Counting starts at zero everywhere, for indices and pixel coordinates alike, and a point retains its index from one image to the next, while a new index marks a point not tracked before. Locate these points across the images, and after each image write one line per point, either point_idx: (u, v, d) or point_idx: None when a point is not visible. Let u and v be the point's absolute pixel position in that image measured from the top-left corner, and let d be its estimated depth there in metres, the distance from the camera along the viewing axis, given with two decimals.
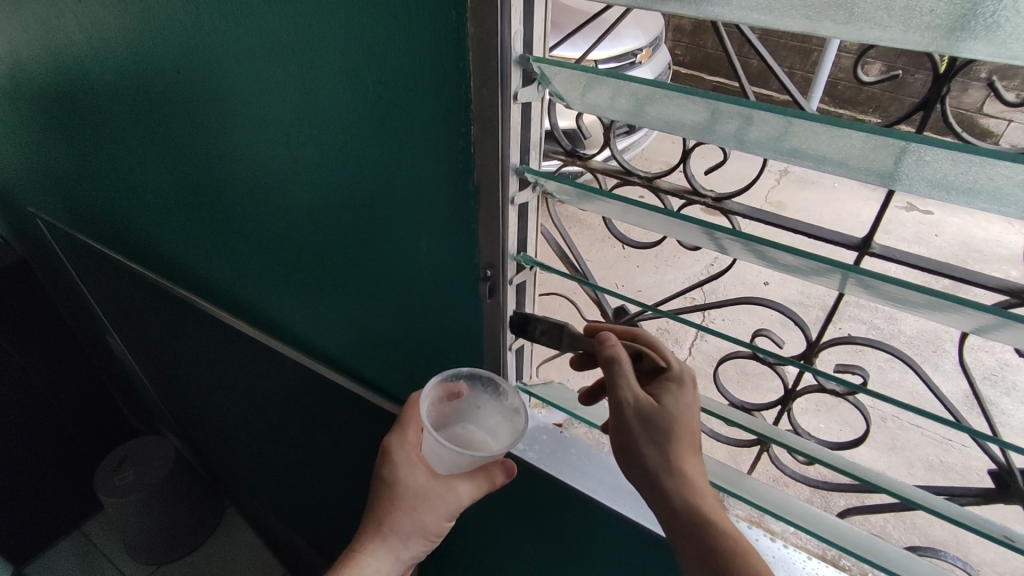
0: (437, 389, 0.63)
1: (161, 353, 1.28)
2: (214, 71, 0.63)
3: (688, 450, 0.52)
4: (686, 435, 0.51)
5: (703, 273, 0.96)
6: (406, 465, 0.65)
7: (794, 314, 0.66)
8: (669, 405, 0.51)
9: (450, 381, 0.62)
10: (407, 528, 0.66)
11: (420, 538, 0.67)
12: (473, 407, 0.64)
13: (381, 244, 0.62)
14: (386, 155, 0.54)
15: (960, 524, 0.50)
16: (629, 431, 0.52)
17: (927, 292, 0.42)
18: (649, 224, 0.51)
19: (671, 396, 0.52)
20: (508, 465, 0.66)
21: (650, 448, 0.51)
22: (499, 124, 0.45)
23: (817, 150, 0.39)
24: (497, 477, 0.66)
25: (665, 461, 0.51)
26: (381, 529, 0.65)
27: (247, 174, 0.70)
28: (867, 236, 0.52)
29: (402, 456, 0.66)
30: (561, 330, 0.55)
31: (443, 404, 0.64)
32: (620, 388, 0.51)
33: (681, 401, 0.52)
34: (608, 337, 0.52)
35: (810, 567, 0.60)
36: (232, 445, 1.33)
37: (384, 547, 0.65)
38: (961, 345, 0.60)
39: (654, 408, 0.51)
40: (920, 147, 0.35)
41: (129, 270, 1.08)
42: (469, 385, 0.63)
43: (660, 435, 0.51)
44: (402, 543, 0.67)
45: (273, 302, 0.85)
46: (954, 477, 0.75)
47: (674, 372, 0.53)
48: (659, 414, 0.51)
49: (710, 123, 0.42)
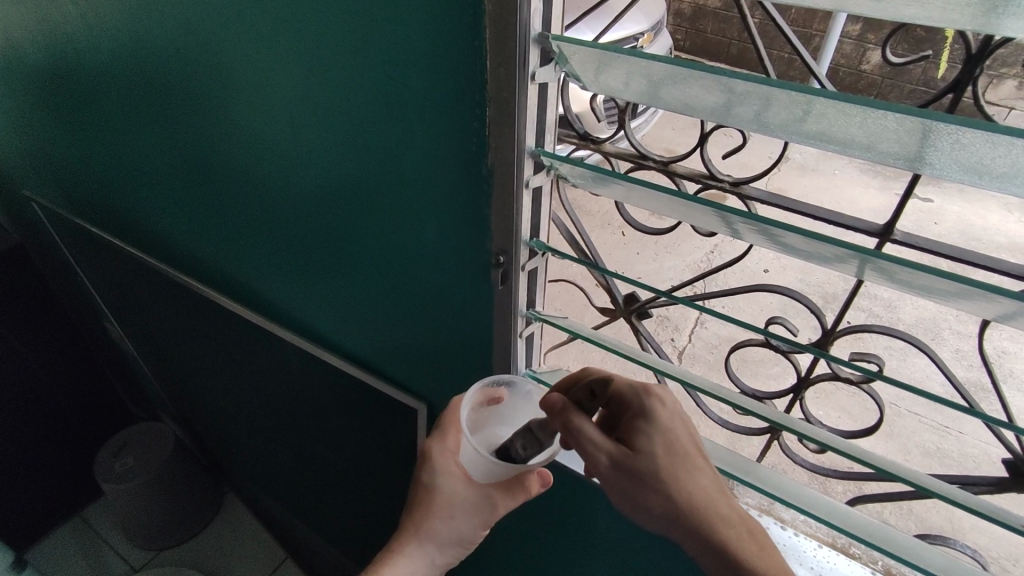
0: (478, 395, 0.62)
1: (159, 339, 1.26)
2: (216, 52, 0.62)
3: (690, 477, 0.51)
4: (676, 469, 0.50)
5: (703, 259, 0.96)
6: (445, 472, 0.65)
7: (811, 302, 0.64)
8: (643, 450, 0.50)
9: (491, 388, 0.61)
10: (445, 535, 0.66)
11: (454, 546, 0.68)
12: (512, 413, 0.63)
13: (389, 230, 0.61)
14: (396, 137, 0.53)
15: (974, 511, 0.49)
16: (617, 485, 0.51)
17: (946, 278, 0.41)
18: (663, 208, 0.50)
19: (644, 434, 0.51)
20: (544, 477, 0.65)
21: (647, 492, 0.51)
22: (516, 105, 0.44)
23: (843, 133, 0.38)
24: (532, 487, 0.64)
25: (671, 499, 0.50)
26: (419, 534, 0.66)
27: (249, 157, 0.69)
28: (888, 222, 0.51)
29: (443, 462, 0.65)
30: (531, 431, 0.56)
31: (483, 409, 0.63)
32: (586, 449, 0.51)
33: (653, 439, 0.51)
34: (552, 403, 0.52)
35: (820, 556, 0.61)
36: (231, 430, 1.32)
37: (420, 551, 0.66)
38: (978, 333, 0.59)
39: (628, 457, 0.50)
40: (949, 126, 0.34)
41: (126, 254, 1.06)
42: (510, 392, 0.62)
43: (648, 481, 0.50)
44: (439, 549, 0.67)
45: (274, 288, 0.84)
46: (957, 465, 0.75)
47: (639, 407, 0.52)
48: (636, 462, 0.50)
49: (728, 105, 0.41)
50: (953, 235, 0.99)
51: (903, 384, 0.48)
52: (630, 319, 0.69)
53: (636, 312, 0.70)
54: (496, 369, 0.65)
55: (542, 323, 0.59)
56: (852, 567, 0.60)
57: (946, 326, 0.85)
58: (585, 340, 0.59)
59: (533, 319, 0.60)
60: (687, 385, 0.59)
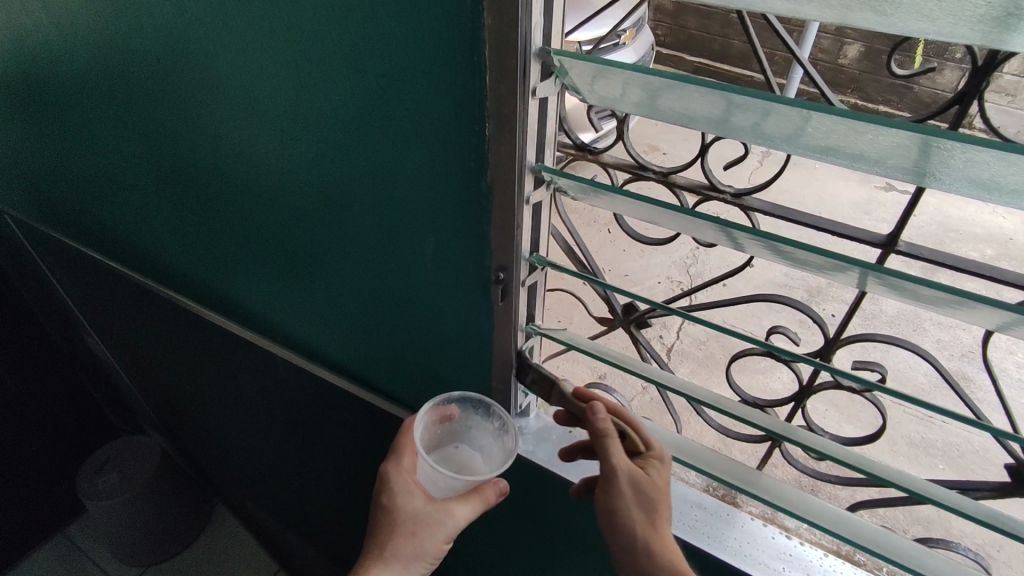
0: (430, 414, 0.65)
1: (141, 351, 1.23)
2: (200, 65, 0.60)
3: (668, 516, 0.55)
4: (666, 507, 0.55)
5: (689, 258, 0.96)
6: (403, 492, 0.63)
7: (813, 311, 0.61)
8: (657, 479, 0.55)
9: (442, 405, 0.64)
10: (407, 554, 0.62)
11: (419, 563, 0.63)
12: (466, 428, 0.66)
13: (384, 246, 0.59)
14: (391, 153, 0.52)
15: (976, 519, 0.48)
16: (616, 495, 0.54)
17: (947, 292, 0.41)
18: (663, 221, 0.49)
19: (658, 469, 0.56)
20: (501, 486, 0.64)
21: (635, 511, 0.54)
22: (517, 121, 0.43)
23: (851, 147, 0.38)
24: (490, 496, 0.63)
25: (649, 524, 0.54)
26: (381, 555, 0.61)
27: (234, 169, 0.67)
28: (892, 233, 0.50)
29: (399, 482, 0.63)
30: (551, 385, 0.59)
31: (437, 426, 0.66)
32: (612, 454, 0.54)
33: (666, 477, 0.55)
34: (598, 409, 0.55)
35: (826, 564, 0.59)
36: (217, 440, 1.30)
37: (387, 574, 0.61)
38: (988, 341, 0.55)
39: (644, 480, 0.54)
40: (956, 145, 0.33)
41: (105, 266, 1.03)
42: (461, 407, 0.65)
43: (648, 503, 0.54)
44: (404, 567, 0.62)
45: (261, 300, 0.82)
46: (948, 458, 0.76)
47: (655, 451, 0.57)
48: (648, 486, 0.54)
49: (726, 117, 0.40)
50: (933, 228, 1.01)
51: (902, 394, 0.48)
52: (629, 329, 0.68)
53: (635, 322, 0.68)
54: (496, 383, 0.64)
55: (540, 338, 0.58)
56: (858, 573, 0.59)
57: (930, 319, 0.87)
58: (582, 352, 0.58)
59: (533, 333, 0.59)
60: (690, 399, 0.58)
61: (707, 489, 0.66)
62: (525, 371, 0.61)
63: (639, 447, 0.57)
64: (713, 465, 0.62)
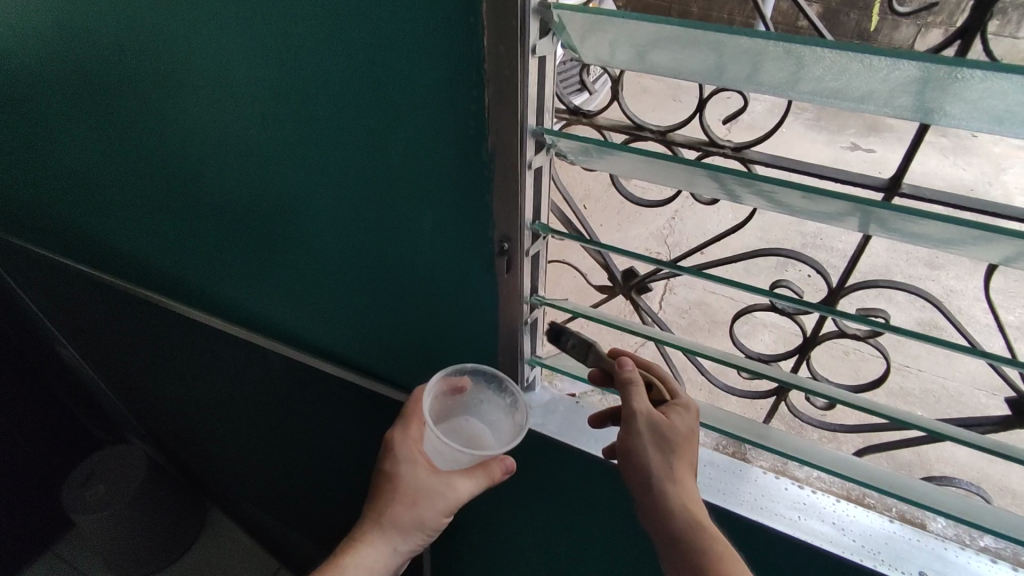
0: (441, 385, 0.63)
1: (120, 357, 1.19)
2: (168, 44, 0.57)
3: (688, 463, 0.55)
4: (687, 451, 0.55)
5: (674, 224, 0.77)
6: (407, 460, 0.61)
7: (814, 260, 0.62)
8: (678, 423, 0.55)
9: (453, 376, 0.63)
10: (404, 524, 0.60)
11: (416, 533, 0.62)
12: (477, 401, 0.65)
13: (378, 224, 0.57)
14: (382, 124, 0.49)
15: (986, 450, 0.50)
16: (635, 441, 0.55)
17: (965, 227, 0.40)
18: (663, 177, 0.48)
19: (680, 417, 0.56)
20: (507, 463, 0.63)
21: (654, 456, 0.54)
22: (519, 83, 0.41)
23: (858, 85, 0.37)
24: (495, 473, 0.62)
25: (669, 469, 0.54)
26: (380, 521, 0.61)
27: (211, 153, 0.64)
28: (894, 177, 0.50)
29: (403, 448, 0.62)
30: (589, 347, 0.58)
31: (447, 398, 0.65)
32: (635, 399, 0.55)
33: (690, 424, 0.55)
34: (626, 362, 0.57)
35: (839, 510, 0.60)
36: (207, 443, 1.26)
37: (382, 540, 0.61)
38: (988, 278, 0.57)
39: (665, 423, 0.55)
40: (978, 73, 0.32)
41: (76, 271, 0.99)
42: (473, 380, 0.64)
43: (670, 448, 0.54)
44: (402, 536, 0.61)
45: (246, 292, 0.79)
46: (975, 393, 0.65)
47: (679, 399, 0.57)
48: (670, 430, 0.54)
49: (730, 62, 0.39)
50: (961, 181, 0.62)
51: (909, 332, 0.49)
52: (630, 294, 0.68)
53: (636, 287, 0.68)
54: (503, 357, 0.62)
55: (546, 305, 0.58)
56: (871, 516, 0.59)
57: None
58: (589, 319, 0.58)
59: (537, 304, 0.58)
60: (693, 353, 0.58)
61: (717, 447, 0.66)
62: (565, 335, 0.59)
63: (663, 396, 0.58)
64: (722, 422, 0.62)
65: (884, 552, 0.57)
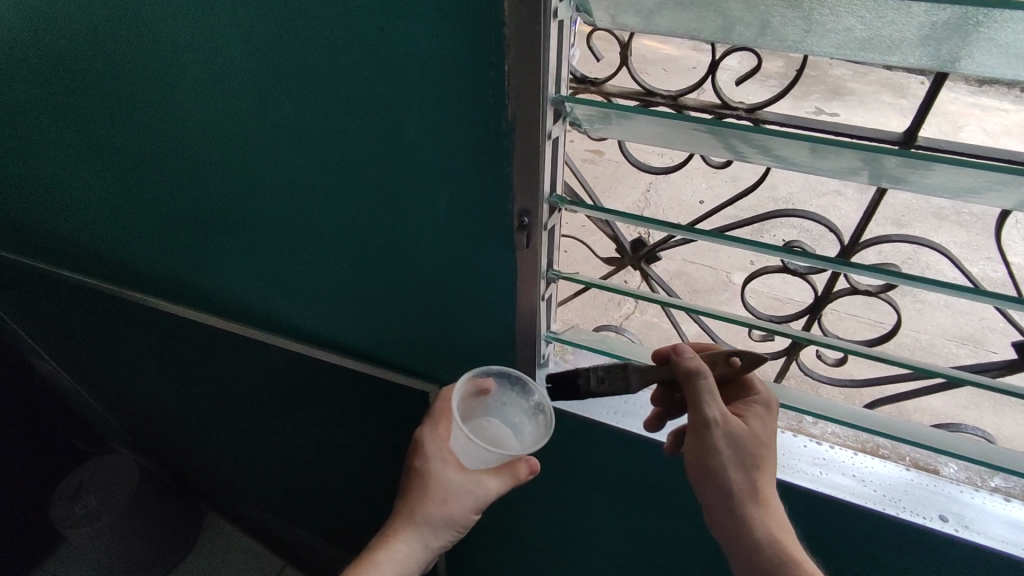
0: (467, 385, 0.64)
1: (102, 364, 1.15)
2: (153, 23, 0.54)
3: (768, 471, 0.56)
4: (767, 456, 0.55)
5: (645, 200, 0.70)
6: (438, 458, 0.62)
7: (826, 219, 0.61)
8: (756, 429, 0.55)
9: (480, 376, 0.63)
10: (436, 521, 0.61)
11: (448, 530, 0.62)
12: (500, 403, 0.65)
13: (389, 203, 0.56)
14: (394, 98, 0.48)
15: (1000, 390, 0.51)
16: (715, 453, 0.55)
17: (977, 171, 0.40)
18: (675, 141, 0.48)
19: (760, 421, 0.55)
20: (532, 462, 0.62)
21: (735, 469, 0.55)
22: (542, 51, 0.41)
23: (890, 29, 0.36)
24: (521, 472, 0.61)
25: (749, 483, 0.55)
26: (412, 519, 0.61)
27: (205, 138, 0.61)
28: (909, 130, 0.51)
29: (435, 449, 0.62)
30: (625, 368, 0.56)
31: (472, 398, 0.65)
32: (709, 411, 0.54)
33: (769, 428, 0.55)
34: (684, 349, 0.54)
35: (857, 462, 0.62)
36: (201, 444, 1.23)
37: (415, 536, 0.61)
38: (996, 224, 0.58)
39: (741, 430, 0.54)
40: (1013, 13, 0.32)
41: (52, 276, 0.94)
42: (498, 381, 0.64)
43: (745, 456, 0.55)
44: (434, 532, 0.62)
45: (243, 285, 0.76)
46: (964, 340, 0.66)
47: (760, 397, 0.56)
48: (747, 438, 0.54)
49: (755, 15, 0.38)
50: (938, 131, 0.59)
51: (927, 280, 0.49)
52: (640, 264, 0.68)
53: (645, 258, 0.68)
54: (520, 337, 0.62)
55: (562, 278, 0.57)
56: (888, 466, 0.61)
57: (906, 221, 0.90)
58: (603, 289, 0.59)
59: (554, 278, 0.57)
60: (698, 313, 0.59)
61: None
62: (585, 374, 0.58)
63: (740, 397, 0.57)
64: None
65: (904, 500, 0.59)
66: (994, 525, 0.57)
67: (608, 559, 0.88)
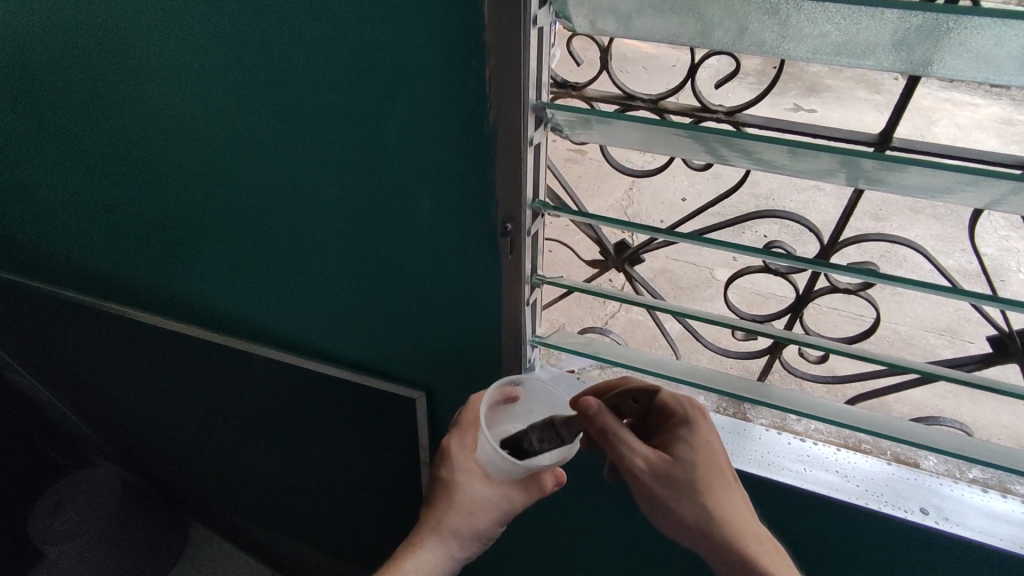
0: (496, 394, 0.60)
1: (80, 377, 1.13)
2: (128, 34, 0.53)
3: (723, 492, 0.54)
4: (711, 479, 0.54)
5: (630, 200, 0.70)
6: (463, 469, 0.63)
7: (808, 222, 0.61)
8: (683, 457, 0.55)
9: (510, 387, 0.60)
10: (462, 531, 0.62)
11: (473, 541, 0.63)
12: (527, 410, 0.63)
13: (371, 211, 0.55)
14: (375, 106, 0.48)
15: (982, 386, 0.52)
16: (650, 492, 0.55)
17: (950, 172, 0.41)
18: (655, 145, 0.48)
19: (686, 446, 0.55)
20: (559, 474, 0.63)
21: (681, 501, 0.54)
22: (521, 57, 0.41)
23: (863, 37, 0.37)
24: (547, 484, 0.63)
25: (706, 510, 0.54)
26: (438, 528, 0.62)
27: (182, 148, 0.60)
28: (883, 131, 0.52)
29: (460, 459, 0.63)
30: (553, 428, 0.55)
31: (500, 406, 0.62)
32: (626, 455, 0.54)
33: (695, 450, 0.55)
34: (586, 403, 0.53)
35: (841, 458, 0.63)
36: (185, 456, 1.21)
37: (441, 546, 0.62)
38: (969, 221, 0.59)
39: (667, 462, 0.54)
40: (984, 20, 0.33)
41: (28, 289, 0.92)
42: (527, 391, 0.61)
43: (682, 487, 0.54)
44: (460, 543, 0.63)
45: (224, 295, 0.75)
46: (942, 331, 0.67)
47: (681, 419, 0.56)
48: (675, 469, 0.54)
49: (731, 20, 0.39)
50: (911, 130, 0.60)
51: (903, 280, 0.50)
52: (624, 267, 0.68)
53: (629, 260, 0.68)
54: (504, 342, 0.62)
55: (546, 283, 0.56)
56: (869, 461, 0.62)
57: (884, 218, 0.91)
58: (586, 292, 0.59)
59: (538, 284, 0.57)
60: (683, 315, 0.59)
61: (720, 409, 0.68)
62: (525, 437, 0.56)
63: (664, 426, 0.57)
64: (724, 382, 0.63)
65: (886, 494, 0.60)
66: (973, 517, 0.58)
67: (597, 560, 0.88)
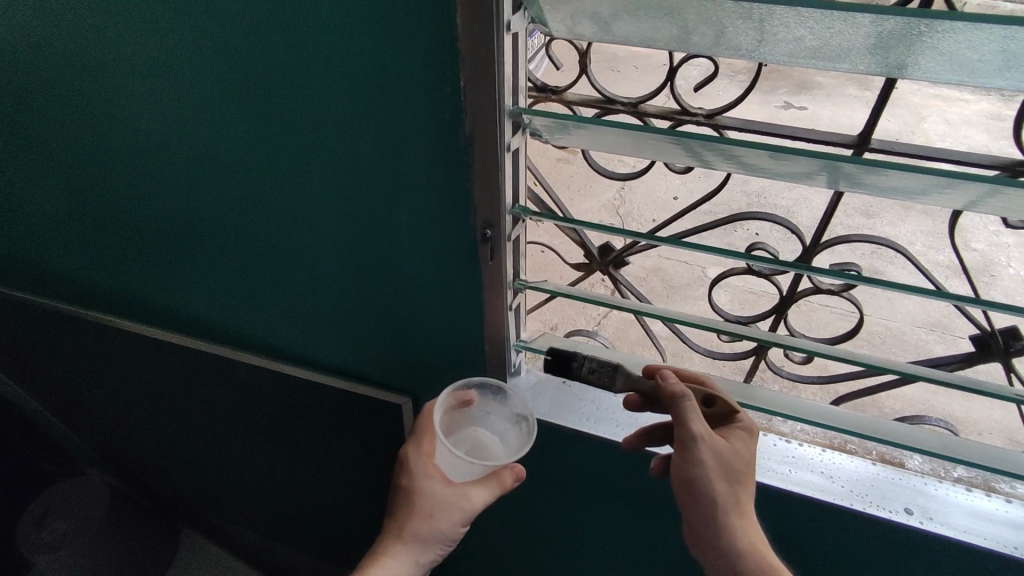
0: (448, 399, 0.62)
1: (67, 387, 1.12)
2: (102, 45, 0.53)
3: (750, 488, 0.54)
4: (751, 474, 0.54)
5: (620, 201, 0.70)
6: (422, 474, 0.60)
7: (787, 221, 0.60)
8: (742, 449, 0.54)
9: (461, 389, 0.62)
10: (425, 535, 0.59)
11: (437, 545, 0.60)
12: (483, 412, 0.64)
13: (350, 218, 0.55)
14: (351, 115, 0.47)
15: (960, 386, 0.52)
16: (697, 468, 0.53)
17: (926, 175, 0.41)
18: (635, 148, 0.48)
19: (743, 443, 0.54)
20: (518, 469, 0.61)
21: (721, 485, 0.53)
22: (495, 63, 0.40)
23: (837, 39, 0.37)
24: (507, 479, 0.60)
25: (730, 499, 0.53)
26: (400, 535, 0.59)
27: (161, 158, 0.60)
28: (863, 133, 0.51)
29: (418, 463, 0.61)
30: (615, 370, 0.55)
31: (456, 411, 0.64)
32: (693, 424, 0.52)
33: (751, 448, 0.54)
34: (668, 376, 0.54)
35: (826, 458, 0.63)
36: (173, 464, 1.20)
37: (406, 554, 0.59)
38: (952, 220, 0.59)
39: (727, 448, 0.53)
40: (953, 26, 0.33)
41: (13, 299, 0.92)
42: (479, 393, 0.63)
43: (732, 474, 0.53)
44: (424, 547, 0.60)
45: (207, 303, 0.75)
46: (933, 327, 0.68)
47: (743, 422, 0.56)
48: (733, 458, 0.53)
49: (706, 25, 0.39)
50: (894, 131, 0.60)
51: (884, 282, 0.50)
52: (609, 270, 0.68)
53: (613, 263, 0.68)
54: (488, 348, 0.61)
55: (528, 288, 0.56)
56: (854, 461, 0.63)
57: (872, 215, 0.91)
58: (571, 297, 0.59)
59: (520, 289, 0.56)
60: (670, 319, 0.59)
61: None
62: (579, 361, 0.57)
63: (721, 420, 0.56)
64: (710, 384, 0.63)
65: (871, 494, 0.60)
66: (957, 516, 0.58)
67: (588, 562, 0.88)
